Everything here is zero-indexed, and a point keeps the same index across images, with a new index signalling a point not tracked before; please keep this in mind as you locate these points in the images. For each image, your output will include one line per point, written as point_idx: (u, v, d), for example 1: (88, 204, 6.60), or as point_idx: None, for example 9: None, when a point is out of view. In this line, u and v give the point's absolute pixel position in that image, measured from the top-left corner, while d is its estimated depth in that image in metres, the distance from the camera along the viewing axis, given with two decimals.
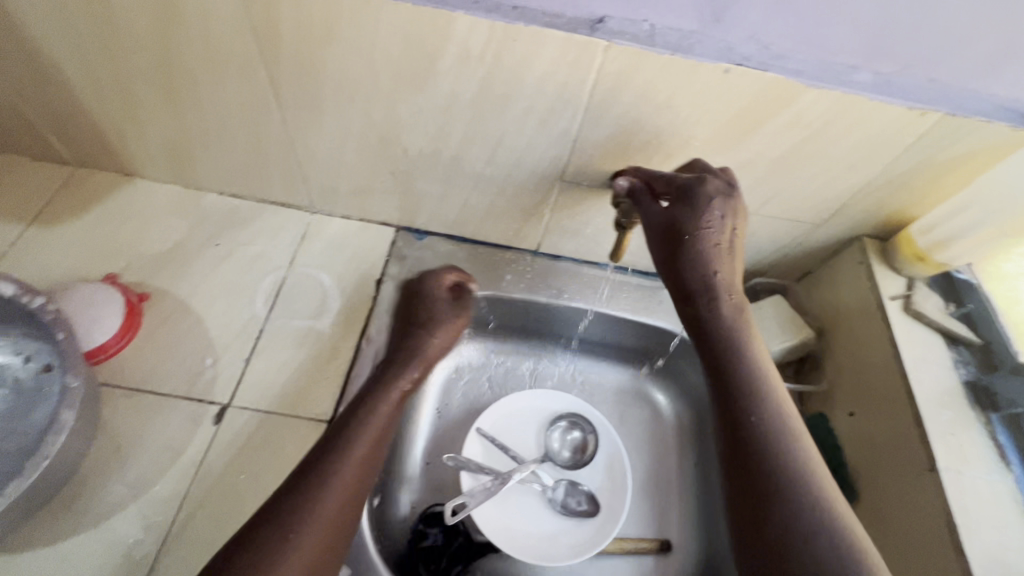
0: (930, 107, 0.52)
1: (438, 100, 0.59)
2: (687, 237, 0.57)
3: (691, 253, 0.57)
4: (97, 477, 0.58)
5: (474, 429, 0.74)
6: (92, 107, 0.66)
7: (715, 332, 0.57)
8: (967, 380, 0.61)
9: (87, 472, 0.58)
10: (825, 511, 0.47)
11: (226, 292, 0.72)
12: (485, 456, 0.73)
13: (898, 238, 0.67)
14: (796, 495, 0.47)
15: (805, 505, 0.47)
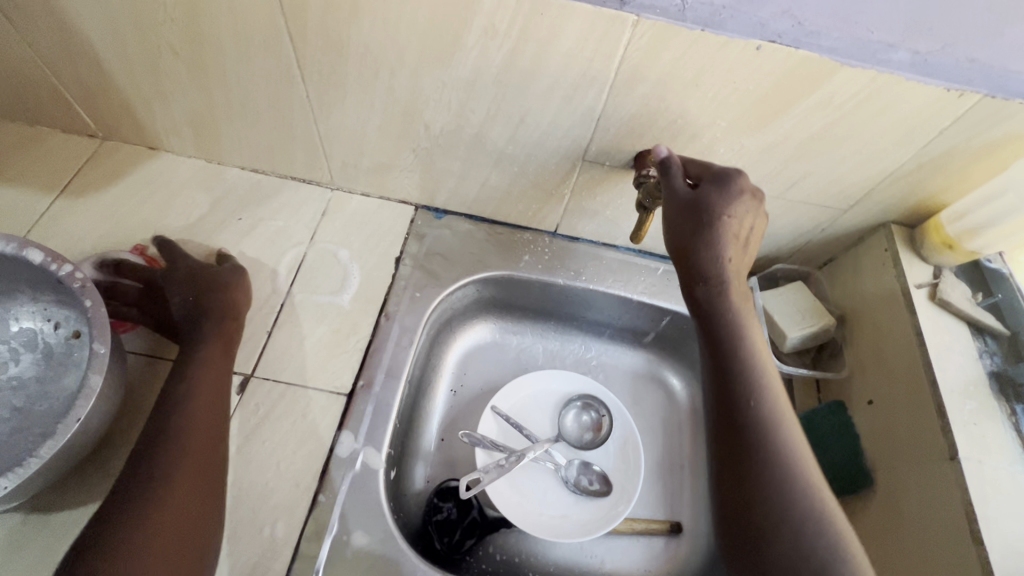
0: (969, 89, 0.51)
1: (462, 76, 0.58)
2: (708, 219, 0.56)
3: (710, 246, 0.57)
4: (125, 439, 0.60)
5: (490, 408, 0.75)
6: (119, 80, 0.67)
7: (722, 328, 0.57)
8: (993, 371, 0.60)
9: (116, 434, 0.60)
10: (818, 516, 0.48)
11: (249, 266, 0.73)
12: (500, 434, 0.74)
13: (927, 225, 0.66)
14: (793, 504, 0.48)
15: (791, 504, 0.49)
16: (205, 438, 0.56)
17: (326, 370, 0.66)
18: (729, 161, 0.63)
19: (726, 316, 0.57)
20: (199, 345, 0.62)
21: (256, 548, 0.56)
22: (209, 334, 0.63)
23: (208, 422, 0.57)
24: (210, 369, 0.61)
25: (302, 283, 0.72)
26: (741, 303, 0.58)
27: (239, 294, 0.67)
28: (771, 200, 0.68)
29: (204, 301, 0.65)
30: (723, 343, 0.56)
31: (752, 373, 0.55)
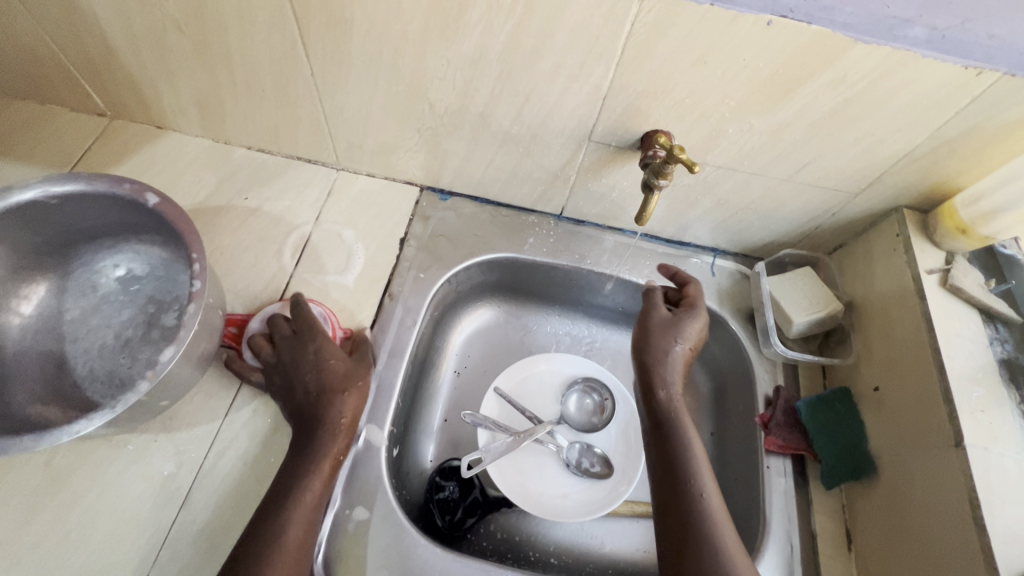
0: (988, 66, 0.49)
1: (467, 53, 0.58)
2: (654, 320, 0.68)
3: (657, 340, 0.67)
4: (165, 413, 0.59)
5: (493, 391, 0.75)
6: (126, 58, 0.67)
7: (668, 422, 0.61)
8: (1003, 359, 0.59)
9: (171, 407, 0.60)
10: None
11: (255, 245, 0.73)
12: (502, 415, 0.74)
13: (941, 209, 0.64)
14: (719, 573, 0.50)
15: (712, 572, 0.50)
16: (299, 545, 0.50)
17: None
18: (737, 143, 0.62)
19: (672, 409, 0.62)
20: (313, 452, 0.55)
21: None
22: (322, 441, 0.55)
23: (301, 543, 0.51)
24: (312, 490, 0.53)
25: (307, 262, 0.73)
26: (684, 410, 0.63)
27: (355, 398, 0.59)
28: (780, 183, 0.67)
29: (323, 400, 0.57)
30: (669, 435, 0.60)
31: (695, 463, 0.58)
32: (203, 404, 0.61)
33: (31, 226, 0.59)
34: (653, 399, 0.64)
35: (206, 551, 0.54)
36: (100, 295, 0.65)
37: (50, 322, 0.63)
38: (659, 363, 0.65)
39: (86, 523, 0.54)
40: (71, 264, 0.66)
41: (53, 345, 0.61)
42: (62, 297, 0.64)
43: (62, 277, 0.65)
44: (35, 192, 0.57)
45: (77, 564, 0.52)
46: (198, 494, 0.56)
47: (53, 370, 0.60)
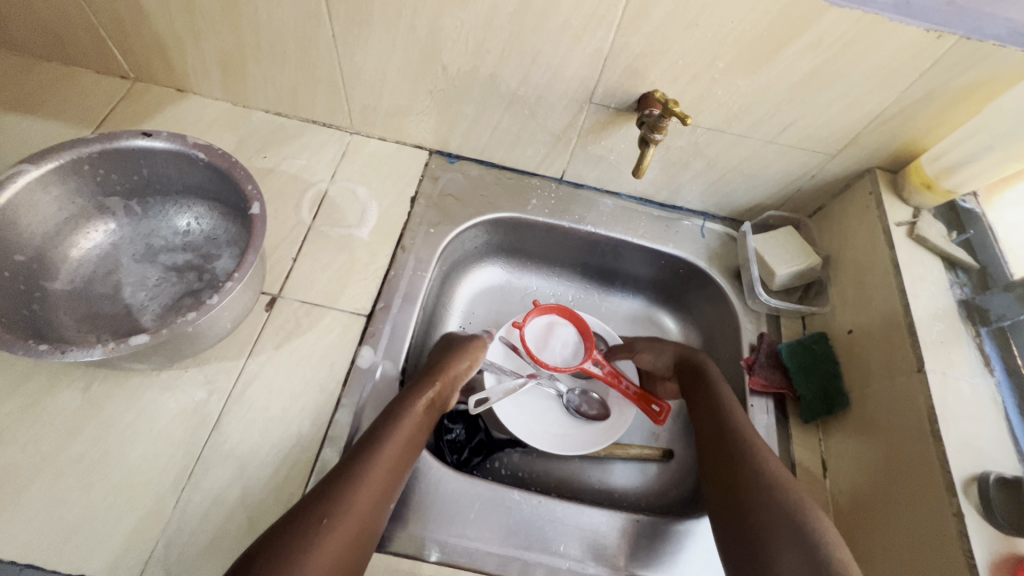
0: (947, 30, 0.55)
1: (481, 15, 0.63)
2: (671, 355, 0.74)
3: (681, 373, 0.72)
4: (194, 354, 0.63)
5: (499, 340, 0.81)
6: (155, 19, 0.71)
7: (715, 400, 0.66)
8: (962, 300, 0.65)
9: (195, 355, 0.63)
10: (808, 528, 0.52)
11: (274, 199, 0.77)
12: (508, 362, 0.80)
13: (910, 168, 0.71)
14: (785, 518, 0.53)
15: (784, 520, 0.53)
16: (384, 483, 0.54)
17: (347, 291, 0.72)
18: (726, 104, 0.67)
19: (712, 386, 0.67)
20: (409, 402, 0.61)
21: (286, 441, 0.61)
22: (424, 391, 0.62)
23: (370, 511, 0.52)
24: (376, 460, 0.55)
25: (324, 216, 0.77)
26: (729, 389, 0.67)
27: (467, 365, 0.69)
28: (765, 144, 0.73)
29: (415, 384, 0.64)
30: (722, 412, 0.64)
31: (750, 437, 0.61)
32: (230, 340, 0.65)
33: (151, 165, 0.66)
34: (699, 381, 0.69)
35: (238, 469, 0.58)
36: (172, 242, 0.70)
37: (124, 245, 0.68)
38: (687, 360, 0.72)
39: (126, 442, 0.58)
40: (159, 206, 0.70)
41: (120, 267, 0.67)
42: (139, 227, 0.70)
43: (144, 214, 0.70)
44: (175, 143, 0.64)
45: (119, 477, 0.57)
46: (229, 418, 0.61)
47: (102, 284, 0.65)
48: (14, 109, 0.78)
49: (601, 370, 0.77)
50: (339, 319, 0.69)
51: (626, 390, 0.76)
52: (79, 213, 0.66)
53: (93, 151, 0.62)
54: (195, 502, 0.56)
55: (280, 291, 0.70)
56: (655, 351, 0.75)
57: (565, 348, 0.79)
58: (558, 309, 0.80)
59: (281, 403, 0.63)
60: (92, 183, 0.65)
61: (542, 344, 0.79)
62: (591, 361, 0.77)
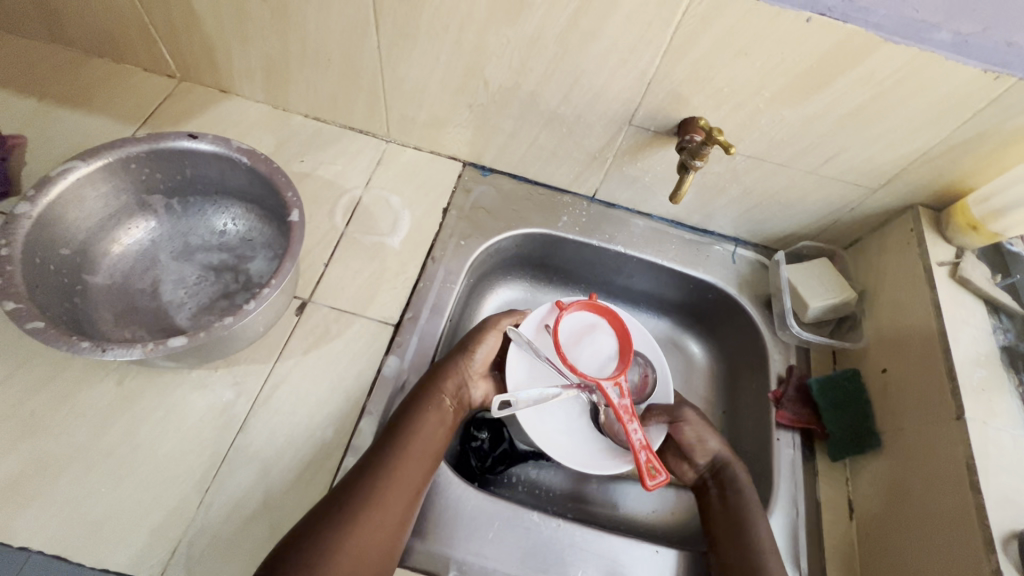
0: (1005, 72, 0.54)
1: (527, 34, 0.63)
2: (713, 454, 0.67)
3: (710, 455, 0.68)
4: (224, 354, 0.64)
5: (533, 317, 0.73)
6: (205, 22, 0.73)
7: (734, 501, 0.63)
8: (1004, 346, 0.64)
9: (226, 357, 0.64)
10: None
11: (308, 203, 0.78)
12: (537, 343, 0.71)
13: (954, 207, 0.69)
14: None
15: None
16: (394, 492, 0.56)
17: (376, 300, 0.72)
18: (768, 133, 0.67)
19: (739, 488, 0.64)
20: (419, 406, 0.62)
21: (310, 447, 0.61)
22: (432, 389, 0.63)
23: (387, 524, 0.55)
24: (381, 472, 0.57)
25: (356, 223, 0.77)
26: (755, 497, 0.64)
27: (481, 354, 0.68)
28: (806, 175, 0.71)
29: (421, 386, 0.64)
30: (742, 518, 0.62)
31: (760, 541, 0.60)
32: (259, 343, 0.66)
33: (195, 167, 0.67)
34: (720, 477, 0.66)
35: (261, 472, 0.59)
36: (209, 242, 0.71)
37: (162, 242, 0.70)
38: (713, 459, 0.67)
39: (154, 439, 0.59)
40: (199, 205, 0.71)
41: (159, 265, 0.68)
42: (179, 225, 0.71)
43: (183, 213, 0.71)
44: (220, 147, 0.65)
45: (145, 474, 0.57)
46: (255, 421, 0.61)
47: (140, 281, 0.66)
48: (63, 103, 0.81)
49: (617, 399, 0.64)
50: (367, 327, 0.69)
51: (631, 435, 0.61)
52: (123, 209, 0.67)
53: (140, 150, 0.63)
54: (219, 504, 0.57)
55: (310, 296, 0.71)
56: (703, 440, 0.68)
57: (594, 358, 0.70)
58: (618, 322, 0.71)
59: (307, 409, 0.63)
60: (137, 180, 0.66)
61: (574, 339, 0.71)
62: (613, 386, 0.64)
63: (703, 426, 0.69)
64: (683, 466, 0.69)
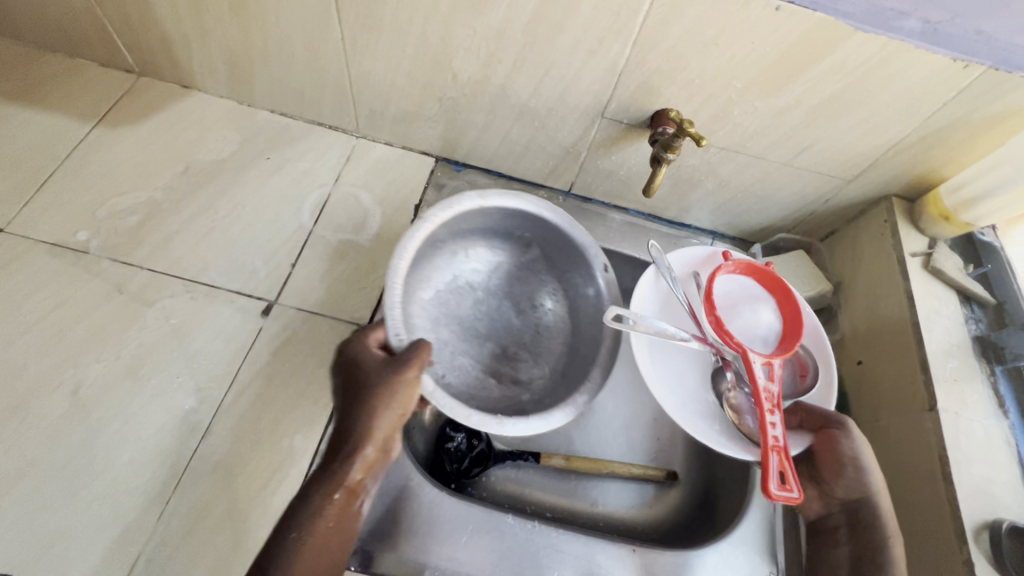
0: (974, 60, 0.53)
1: (494, 24, 0.61)
2: (858, 500, 0.54)
3: (853, 499, 0.55)
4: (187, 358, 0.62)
5: (691, 262, 0.67)
6: (162, 14, 0.70)
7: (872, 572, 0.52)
8: (977, 335, 0.64)
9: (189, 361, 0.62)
10: None
11: (275, 202, 0.76)
12: (684, 285, 0.66)
13: (927, 197, 0.69)
14: None
15: None
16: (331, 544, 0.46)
17: (346, 301, 0.70)
18: (740, 124, 0.66)
19: (879, 559, 0.52)
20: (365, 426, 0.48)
21: (277, 453, 0.59)
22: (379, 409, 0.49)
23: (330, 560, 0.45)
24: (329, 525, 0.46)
25: (325, 221, 0.75)
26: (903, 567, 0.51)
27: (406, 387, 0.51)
28: (780, 166, 0.71)
29: (359, 380, 0.51)
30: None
31: None
32: (223, 347, 0.64)
33: (584, 282, 0.67)
34: (858, 533, 0.54)
35: (225, 481, 0.57)
36: (524, 304, 0.71)
37: (493, 275, 0.72)
38: (858, 501, 0.54)
39: (112, 451, 0.57)
40: (547, 276, 0.71)
41: (460, 283, 0.70)
42: (516, 273, 0.72)
43: (535, 278, 0.72)
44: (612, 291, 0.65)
45: (103, 486, 0.55)
46: (219, 428, 0.59)
47: (451, 286, 0.69)
48: (15, 100, 0.77)
49: (764, 381, 0.52)
50: (337, 328, 0.68)
51: (767, 428, 0.50)
52: (533, 242, 0.70)
53: (576, 241, 0.66)
54: (181, 515, 0.55)
55: (277, 297, 0.68)
56: (858, 469, 0.54)
57: (747, 329, 0.61)
58: (792, 306, 0.60)
59: (273, 414, 0.61)
60: (532, 238, 0.69)
61: (730, 303, 0.62)
62: (763, 364, 0.53)
63: (863, 452, 0.54)
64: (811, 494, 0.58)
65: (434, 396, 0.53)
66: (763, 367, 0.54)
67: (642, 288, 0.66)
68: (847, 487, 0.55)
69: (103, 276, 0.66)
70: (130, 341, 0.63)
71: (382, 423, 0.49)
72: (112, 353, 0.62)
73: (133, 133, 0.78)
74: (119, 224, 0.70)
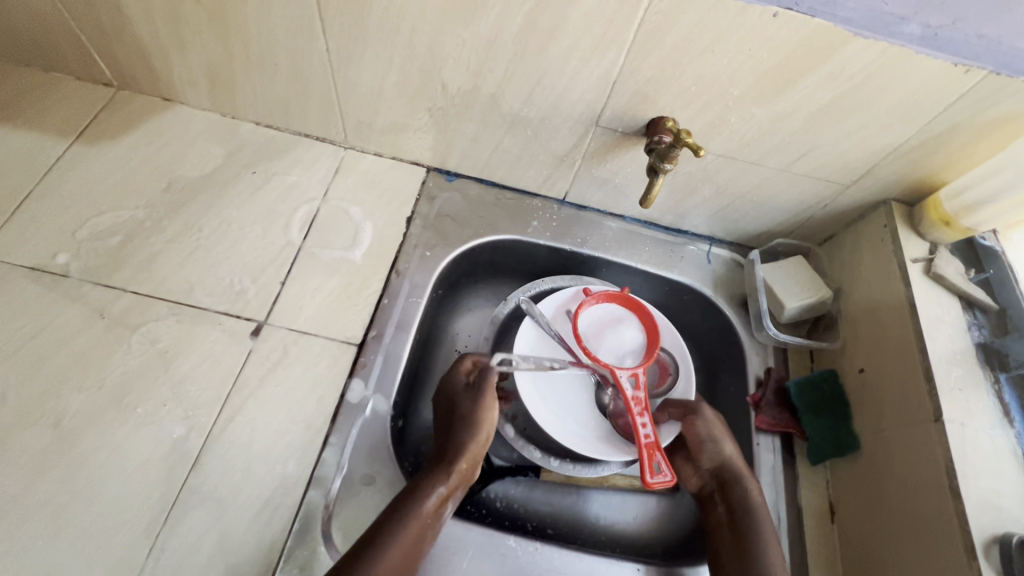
0: (976, 64, 0.52)
1: (484, 34, 0.59)
2: (723, 466, 0.64)
3: (719, 467, 0.65)
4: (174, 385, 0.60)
5: (557, 299, 0.75)
6: (139, 27, 0.67)
7: (747, 521, 0.60)
8: (980, 343, 0.63)
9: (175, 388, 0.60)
10: None
11: (263, 218, 0.73)
12: (557, 324, 0.74)
13: (927, 202, 0.68)
14: None
15: None
16: (416, 534, 0.54)
17: (338, 319, 0.68)
18: (738, 131, 0.64)
19: (750, 507, 0.61)
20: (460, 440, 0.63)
21: (270, 482, 0.57)
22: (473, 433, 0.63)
23: (412, 547, 0.54)
24: (426, 517, 0.55)
25: (314, 237, 0.73)
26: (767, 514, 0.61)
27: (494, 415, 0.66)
28: (778, 173, 0.70)
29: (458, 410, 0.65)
30: (749, 538, 0.59)
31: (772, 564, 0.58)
32: (212, 372, 0.62)
33: None
34: (728, 492, 0.63)
35: (216, 513, 0.55)
36: None
37: None
38: (721, 467, 0.64)
39: (97, 485, 0.55)
40: None
41: None
42: None
43: None
44: None
45: (87, 522, 0.53)
46: (209, 457, 0.57)
47: None
48: None
49: (631, 391, 0.64)
50: (329, 348, 0.66)
51: (639, 429, 0.61)
52: None
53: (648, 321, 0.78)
54: (170, 550, 0.53)
55: (267, 318, 0.66)
56: (715, 442, 0.65)
57: (616, 348, 0.72)
58: (649, 320, 0.72)
59: (264, 441, 0.59)
60: None
61: (597, 328, 0.74)
62: (630, 376, 0.65)
63: (716, 426, 0.66)
64: (687, 469, 0.68)
65: (514, 441, 0.70)
66: (630, 378, 0.65)
67: (520, 333, 0.73)
68: (714, 457, 0.65)
69: (85, 301, 0.64)
70: (113, 368, 0.61)
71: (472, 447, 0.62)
72: (95, 381, 0.60)
73: (112, 150, 0.75)
74: (99, 245, 0.68)
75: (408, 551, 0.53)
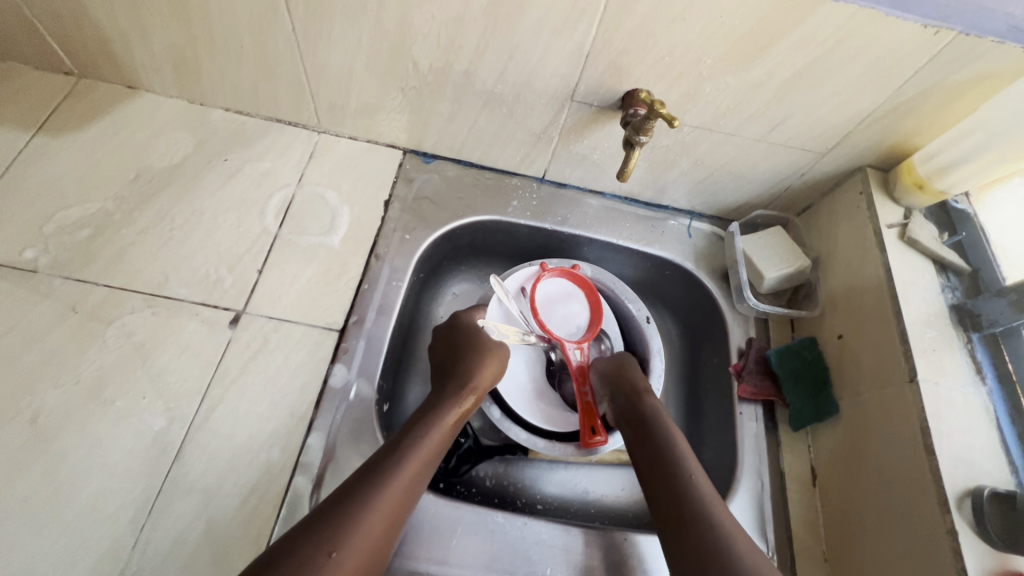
0: (945, 25, 0.52)
1: (451, 7, 0.58)
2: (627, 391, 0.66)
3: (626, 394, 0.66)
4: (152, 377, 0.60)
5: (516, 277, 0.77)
6: (94, 12, 0.65)
7: (659, 435, 0.61)
8: (954, 304, 0.64)
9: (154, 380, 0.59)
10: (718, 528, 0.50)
11: (237, 206, 0.72)
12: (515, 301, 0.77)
13: (901, 167, 0.69)
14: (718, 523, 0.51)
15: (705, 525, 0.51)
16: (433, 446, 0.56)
17: (317, 305, 0.67)
18: (714, 102, 0.64)
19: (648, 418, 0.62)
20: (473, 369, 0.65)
21: (255, 470, 0.57)
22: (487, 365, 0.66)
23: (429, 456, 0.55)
24: (448, 425, 0.59)
25: (291, 223, 0.72)
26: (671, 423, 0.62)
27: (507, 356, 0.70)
28: (754, 143, 0.70)
29: (475, 337, 0.69)
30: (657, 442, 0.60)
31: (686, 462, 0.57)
32: (190, 363, 0.61)
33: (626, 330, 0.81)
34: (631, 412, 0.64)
35: (202, 502, 0.55)
36: None
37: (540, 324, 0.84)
38: (622, 393, 0.66)
39: (78, 480, 0.54)
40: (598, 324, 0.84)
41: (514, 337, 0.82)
42: None
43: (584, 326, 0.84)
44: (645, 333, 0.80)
45: (70, 517, 0.53)
46: (191, 449, 0.57)
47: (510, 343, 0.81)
48: None
49: (576, 362, 0.74)
50: (310, 334, 0.65)
51: (580, 396, 0.71)
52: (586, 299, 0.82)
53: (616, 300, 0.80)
54: (157, 540, 0.53)
55: (244, 307, 0.65)
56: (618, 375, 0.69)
57: (564, 321, 0.78)
58: (593, 296, 0.78)
59: (247, 429, 0.59)
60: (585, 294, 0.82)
61: (549, 301, 0.78)
62: (576, 349, 0.74)
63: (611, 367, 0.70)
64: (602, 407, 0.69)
65: (501, 423, 0.70)
66: (577, 351, 0.74)
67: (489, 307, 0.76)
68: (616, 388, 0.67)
69: (56, 296, 0.62)
70: (88, 363, 0.60)
71: (484, 371, 0.65)
72: (71, 377, 0.59)
73: (76, 141, 0.73)
74: (68, 238, 0.66)
75: (429, 445, 0.56)
